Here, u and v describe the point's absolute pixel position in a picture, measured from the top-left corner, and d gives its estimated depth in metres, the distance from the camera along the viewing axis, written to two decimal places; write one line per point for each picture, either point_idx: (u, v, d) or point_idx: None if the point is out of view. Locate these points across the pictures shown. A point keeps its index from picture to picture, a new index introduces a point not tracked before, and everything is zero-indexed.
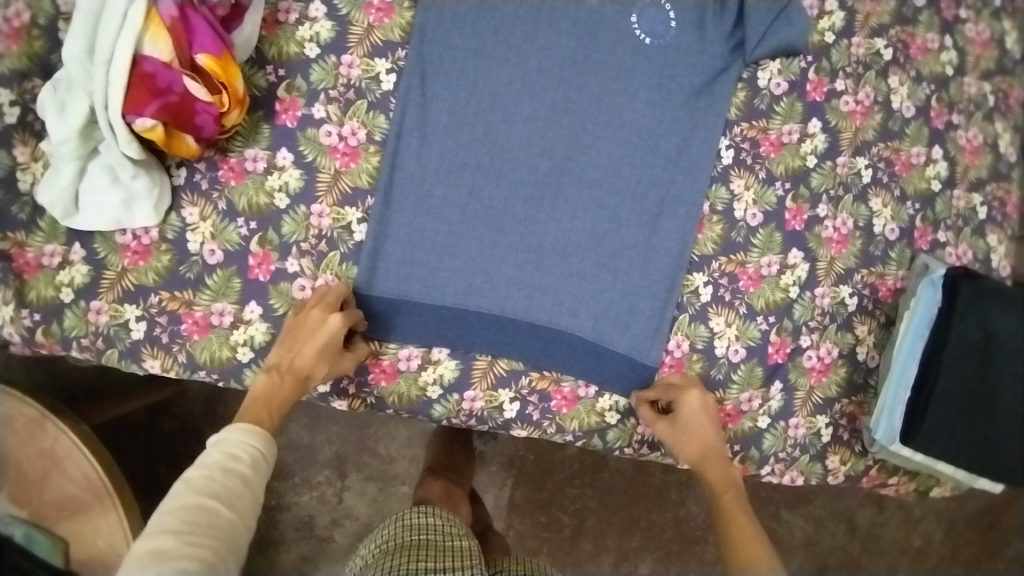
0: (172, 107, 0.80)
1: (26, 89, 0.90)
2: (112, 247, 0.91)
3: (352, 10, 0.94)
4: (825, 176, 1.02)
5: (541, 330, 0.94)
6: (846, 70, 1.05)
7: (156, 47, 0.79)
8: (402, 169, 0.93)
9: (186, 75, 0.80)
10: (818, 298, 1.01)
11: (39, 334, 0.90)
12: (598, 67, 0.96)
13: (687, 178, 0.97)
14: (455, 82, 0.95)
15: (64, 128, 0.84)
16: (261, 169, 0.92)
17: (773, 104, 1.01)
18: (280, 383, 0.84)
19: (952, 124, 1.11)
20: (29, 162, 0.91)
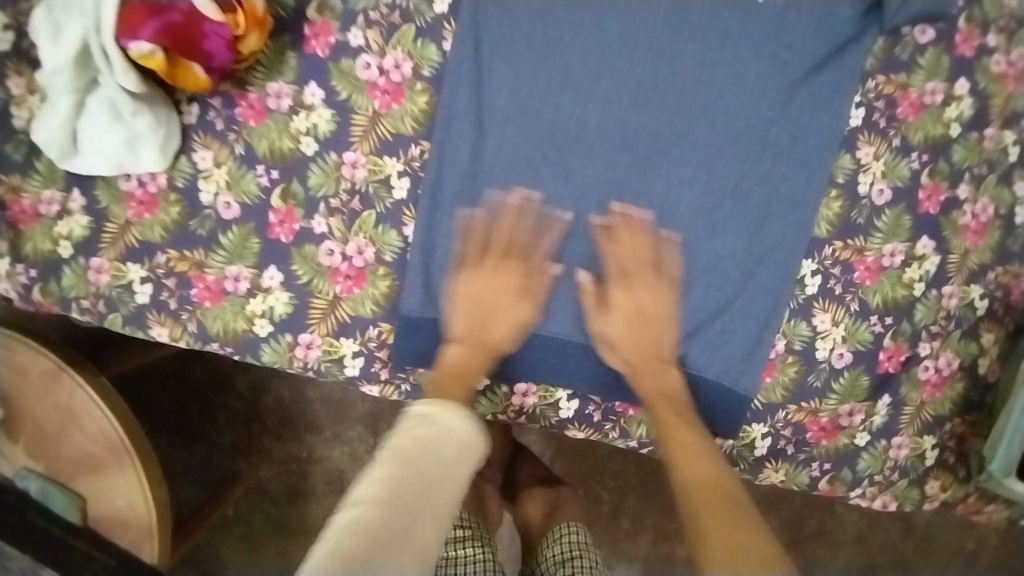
0: (174, 28, 0.66)
1: (21, 10, 0.74)
2: (115, 195, 0.78)
3: None
4: (970, 150, 0.85)
5: (619, 356, 0.81)
6: (999, 23, 0.85)
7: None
8: (457, 128, 0.77)
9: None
10: (944, 298, 0.85)
11: (37, 293, 0.78)
12: (694, 36, 0.79)
13: (796, 157, 0.81)
14: (528, 25, 0.77)
15: (58, 54, 0.68)
16: (286, 107, 0.77)
17: (917, 55, 0.83)
18: (473, 355, 0.77)
19: None
20: (25, 95, 0.76)
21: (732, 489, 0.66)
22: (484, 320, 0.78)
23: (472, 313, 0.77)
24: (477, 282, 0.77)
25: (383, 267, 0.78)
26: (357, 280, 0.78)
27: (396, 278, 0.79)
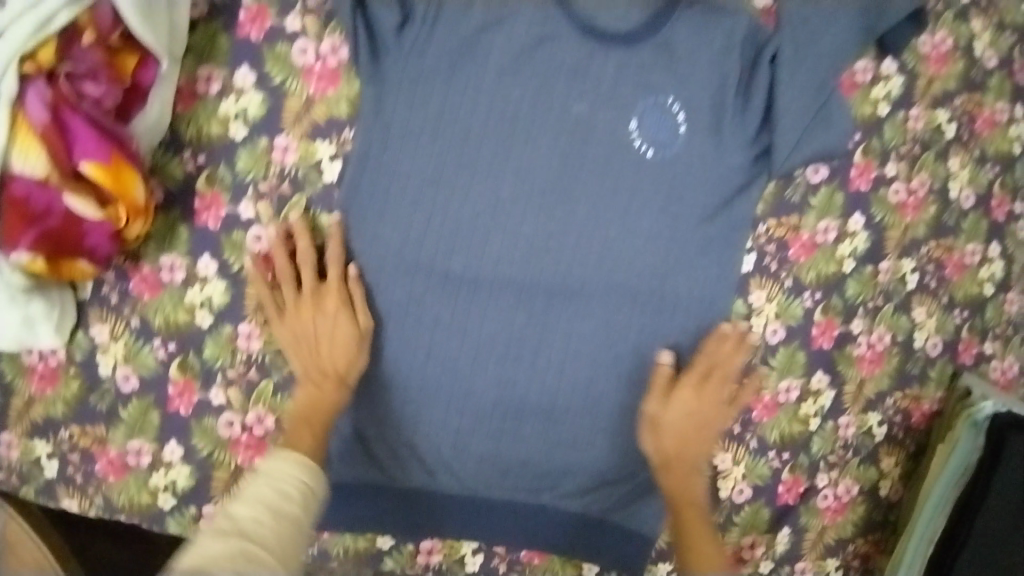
0: (53, 231, 0.66)
1: None
2: (19, 369, 0.78)
3: (288, 78, 0.75)
4: (863, 284, 0.86)
5: (523, 508, 0.84)
6: (900, 151, 0.87)
7: (28, 162, 0.65)
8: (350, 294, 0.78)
9: (66, 193, 0.66)
10: (841, 428, 0.88)
11: None
12: (586, 193, 0.80)
13: (692, 303, 0.82)
14: (416, 189, 0.77)
15: None
16: (180, 279, 0.76)
17: (809, 196, 0.84)
18: (321, 392, 0.76)
19: (1014, 215, 0.93)
20: None
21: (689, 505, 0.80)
22: (325, 355, 0.75)
23: (302, 348, 0.76)
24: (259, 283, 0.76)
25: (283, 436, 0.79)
26: (258, 449, 0.79)
27: None
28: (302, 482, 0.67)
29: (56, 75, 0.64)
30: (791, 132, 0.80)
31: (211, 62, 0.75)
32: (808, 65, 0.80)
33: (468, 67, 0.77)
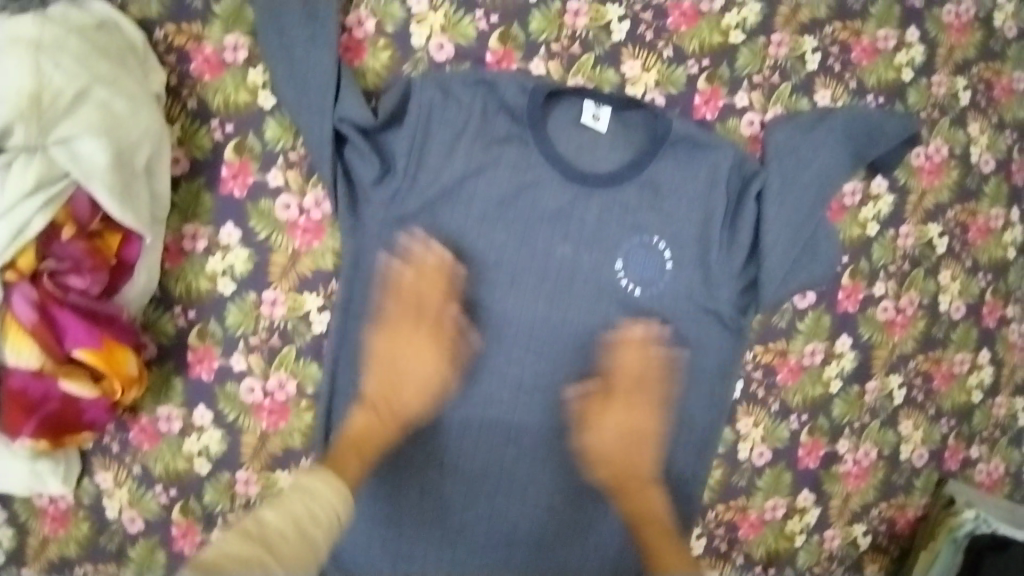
0: (54, 414, 0.71)
1: None
2: (32, 509, 0.81)
3: (272, 233, 0.77)
4: (850, 404, 0.88)
5: None
6: (888, 269, 0.87)
7: (21, 356, 0.68)
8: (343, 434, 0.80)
9: (61, 378, 0.69)
10: (826, 541, 0.90)
11: None
12: (574, 330, 0.81)
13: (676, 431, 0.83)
14: None
15: None
16: (177, 428, 0.80)
17: (796, 320, 0.85)
18: (379, 425, 0.74)
19: (1004, 319, 0.94)
20: None
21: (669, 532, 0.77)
22: (404, 396, 0.75)
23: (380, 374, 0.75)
24: (333, 276, 0.77)
25: None
26: None
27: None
28: (332, 501, 0.65)
29: (39, 272, 0.67)
30: (779, 265, 0.80)
31: (196, 219, 0.77)
32: (795, 196, 0.80)
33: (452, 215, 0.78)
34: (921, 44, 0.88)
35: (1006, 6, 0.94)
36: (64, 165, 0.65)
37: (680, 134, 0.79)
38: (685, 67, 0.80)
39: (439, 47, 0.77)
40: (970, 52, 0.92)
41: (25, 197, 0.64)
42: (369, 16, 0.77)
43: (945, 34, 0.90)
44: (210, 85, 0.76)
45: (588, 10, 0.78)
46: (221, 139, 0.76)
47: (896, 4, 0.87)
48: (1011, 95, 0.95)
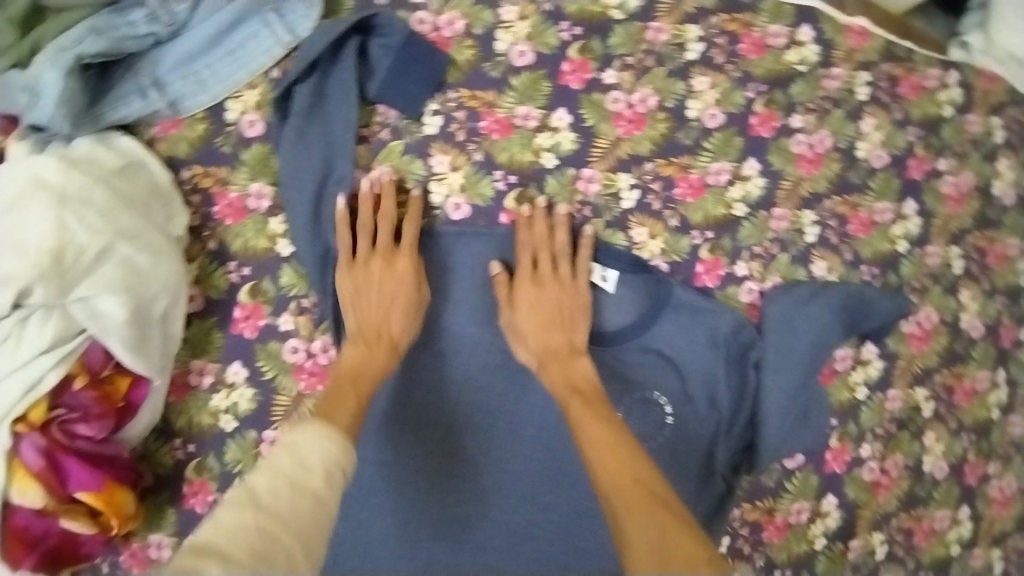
0: (52, 549, 0.72)
1: None
2: None
3: (279, 374, 0.80)
4: (833, 560, 0.90)
5: None
6: (875, 432, 0.90)
7: (25, 496, 0.69)
8: (356, 511, 0.80)
9: (63, 517, 0.71)
10: None
11: None
12: (572, 486, 0.81)
13: None
14: (401, 475, 0.81)
15: None
16: (167, 555, 0.81)
17: (784, 480, 0.87)
18: (370, 353, 0.75)
19: (985, 476, 0.99)
20: None
21: (656, 484, 0.66)
22: (373, 316, 0.76)
23: (358, 304, 0.76)
24: (355, 277, 0.76)
25: None
26: None
27: None
28: (327, 456, 0.59)
29: (50, 418, 0.70)
30: (773, 431, 0.83)
31: (203, 356, 0.80)
32: (788, 364, 0.83)
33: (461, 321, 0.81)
34: (920, 215, 0.91)
35: (1009, 174, 0.97)
36: (81, 322, 0.70)
37: (682, 300, 0.83)
38: (689, 237, 0.83)
39: (456, 205, 0.80)
40: (967, 221, 0.95)
41: (42, 354, 0.69)
42: (390, 173, 0.79)
43: (942, 205, 0.93)
44: (230, 230, 0.80)
45: (600, 178, 0.82)
46: (237, 281, 0.80)
47: (898, 177, 0.90)
48: (1006, 262, 0.98)
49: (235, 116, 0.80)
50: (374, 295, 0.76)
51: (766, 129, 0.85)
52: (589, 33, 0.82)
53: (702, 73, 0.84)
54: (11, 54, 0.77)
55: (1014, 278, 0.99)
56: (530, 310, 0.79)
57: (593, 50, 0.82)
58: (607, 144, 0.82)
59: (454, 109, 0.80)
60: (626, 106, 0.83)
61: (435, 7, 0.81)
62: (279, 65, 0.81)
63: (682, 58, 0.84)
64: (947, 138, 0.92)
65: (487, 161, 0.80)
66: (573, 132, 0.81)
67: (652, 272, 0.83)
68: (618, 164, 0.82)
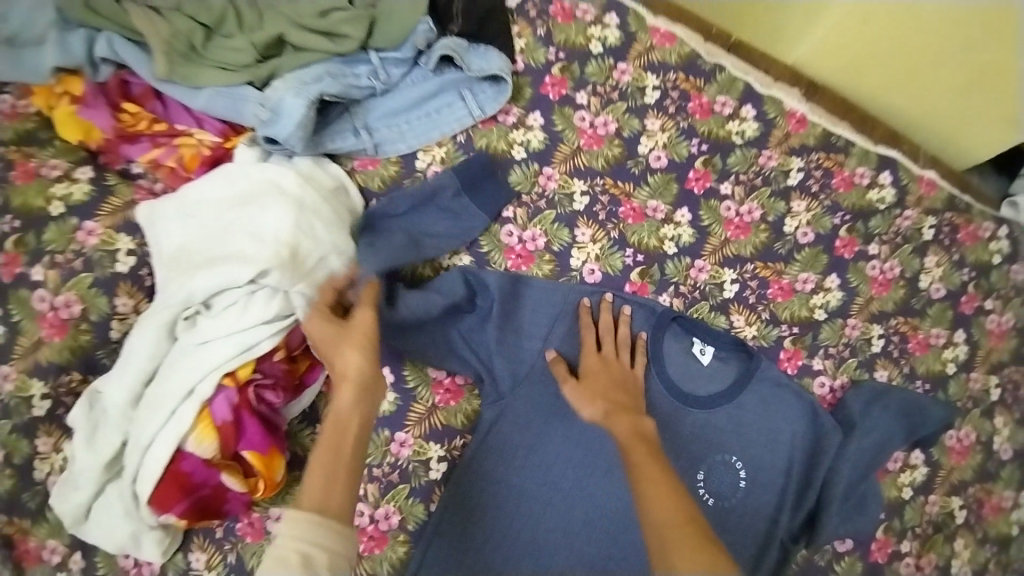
0: (203, 499, 0.78)
1: (61, 382, 0.89)
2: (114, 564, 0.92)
3: (420, 384, 0.94)
4: None
5: None
6: (915, 530, 1.01)
7: (200, 446, 0.76)
8: (459, 520, 0.90)
9: (223, 471, 0.77)
10: None
11: None
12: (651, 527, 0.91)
13: None
14: (502, 493, 0.92)
15: (93, 458, 0.84)
16: None
17: (834, 561, 0.97)
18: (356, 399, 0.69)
19: None
20: (49, 452, 0.91)
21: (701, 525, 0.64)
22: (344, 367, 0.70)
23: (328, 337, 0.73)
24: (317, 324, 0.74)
25: None
26: None
27: None
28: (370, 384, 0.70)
29: (244, 381, 0.76)
30: (836, 513, 0.93)
31: None
32: (855, 455, 0.95)
33: (567, 450, 0.93)
34: (968, 344, 1.05)
35: None
36: (296, 305, 0.77)
37: (766, 375, 0.97)
38: (778, 329, 1.00)
39: (590, 271, 0.97)
40: (1006, 357, 1.06)
41: (261, 323, 0.76)
42: (541, 235, 0.97)
43: (986, 338, 1.05)
44: None
45: (709, 269, 0.99)
46: None
47: (951, 308, 1.04)
48: None
49: (423, 166, 0.96)
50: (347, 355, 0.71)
51: (848, 251, 1.02)
52: (714, 151, 1.01)
53: (800, 198, 1.02)
54: (250, 73, 0.89)
55: None
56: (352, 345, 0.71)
57: (715, 164, 1.01)
58: (717, 243, 1.00)
59: (600, 192, 0.99)
60: (736, 215, 1.01)
61: (594, 109, 1.00)
62: (467, 130, 0.97)
63: (784, 182, 1.02)
64: (994, 283, 1.06)
65: (621, 239, 0.98)
66: (691, 228, 1.00)
67: (680, 336, 0.97)
68: (724, 260, 1.00)
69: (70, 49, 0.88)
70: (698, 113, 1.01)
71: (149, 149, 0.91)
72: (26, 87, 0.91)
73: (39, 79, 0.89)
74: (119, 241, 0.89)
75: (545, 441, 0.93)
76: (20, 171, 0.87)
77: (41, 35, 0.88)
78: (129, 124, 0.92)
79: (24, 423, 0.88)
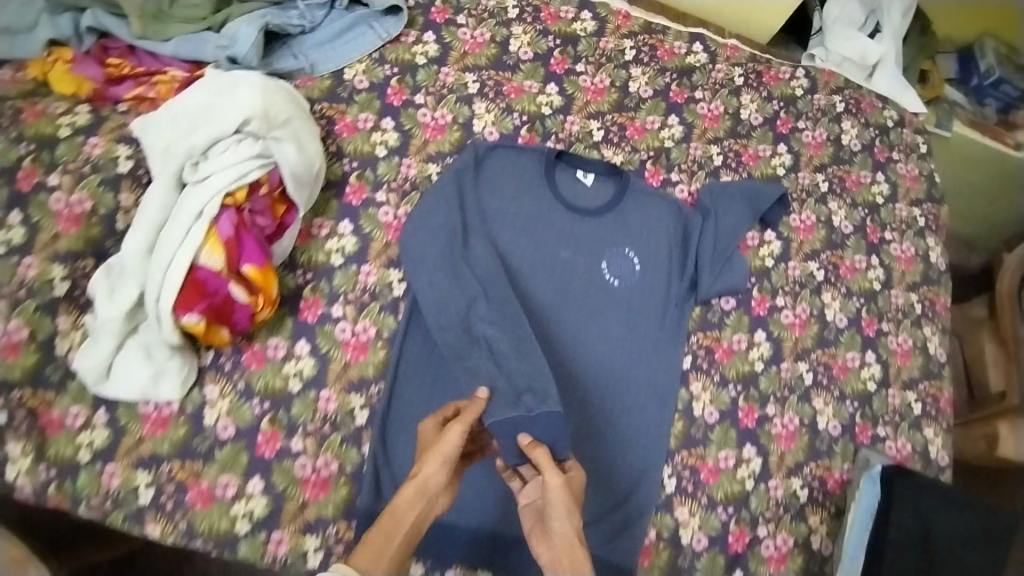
0: (215, 306, 0.94)
1: (79, 266, 1.01)
2: (133, 415, 0.99)
3: (374, 229, 1.13)
4: (771, 379, 1.18)
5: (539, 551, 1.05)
6: (784, 289, 1.25)
7: (211, 258, 0.94)
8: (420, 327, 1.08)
9: (231, 280, 0.94)
10: (772, 490, 1.14)
11: (52, 490, 0.95)
12: (572, 310, 1.14)
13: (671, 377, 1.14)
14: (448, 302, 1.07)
15: (113, 309, 0.97)
16: (280, 356, 1.04)
17: (724, 317, 1.20)
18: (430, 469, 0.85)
19: (881, 331, 1.29)
20: (70, 330, 1.00)
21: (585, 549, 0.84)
22: (433, 455, 0.86)
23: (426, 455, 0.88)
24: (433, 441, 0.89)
25: (345, 476, 1.01)
26: (322, 486, 1.00)
27: (354, 484, 1.01)
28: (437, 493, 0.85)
29: (240, 204, 0.97)
30: (709, 273, 1.19)
31: (323, 216, 1.12)
32: (715, 230, 1.21)
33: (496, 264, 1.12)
34: (790, 152, 1.36)
35: (851, 130, 1.41)
36: (273, 151, 1.00)
37: (636, 185, 1.22)
38: (638, 156, 1.27)
39: (490, 132, 1.23)
40: (826, 160, 1.37)
41: (251, 159, 0.98)
42: (447, 113, 1.23)
43: (806, 148, 1.37)
44: (346, 140, 1.17)
45: (578, 122, 1.28)
46: (348, 170, 1.16)
47: (771, 130, 1.37)
48: (861, 185, 1.37)
49: (351, 76, 1.23)
50: (436, 442, 0.88)
51: (681, 98, 1.34)
52: (566, 43, 1.34)
53: (636, 66, 1.35)
54: (207, 21, 1.16)
55: (869, 197, 1.37)
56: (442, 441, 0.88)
57: (569, 53, 1.33)
58: (582, 103, 1.29)
59: (487, 79, 1.27)
60: (591, 83, 1.31)
61: (471, 26, 1.31)
62: (379, 50, 1.25)
63: (621, 59, 1.35)
64: (801, 108, 1.40)
65: (508, 107, 1.25)
66: (560, 96, 1.29)
67: (564, 166, 1.21)
68: (590, 114, 1.29)
69: (59, 25, 1.12)
70: (549, 20, 1.35)
71: (132, 87, 1.12)
72: (22, 65, 1.13)
73: (33, 52, 1.11)
74: (118, 149, 1.06)
75: (478, 259, 1.11)
76: (29, 112, 1.07)
77: (30, 21, 1.11)
78: (116, 71, 1.13)
79: (47, 301, 0.99)
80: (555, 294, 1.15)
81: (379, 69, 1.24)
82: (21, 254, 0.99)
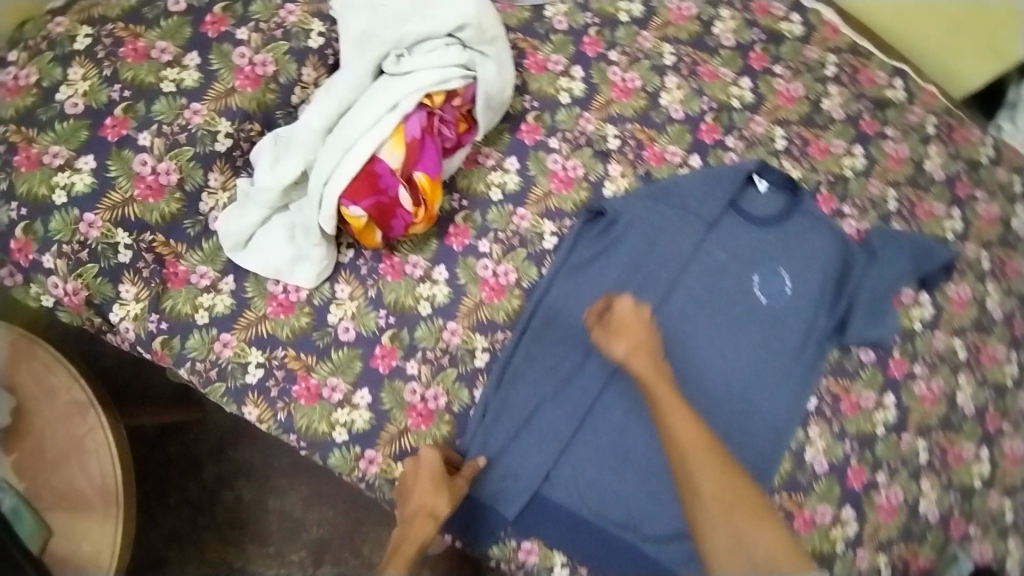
0: (381, 206, 0.92)
1: (245, 128, 0.95)
2: (261, 291, 0.96)
3: (539, 173, 1.08)
4: (889, 448, 1.12)
5: None
6: (925, 357, 1.17)
7: (391, 155, 0.91)
8: (563, 289, 1.03)
9: (402, 183, 0.92)
10: (858, 559, 1.07)
11: (158, 342, 0.93)
12: (711, 316, 1.09)
13: (790, 413, 1.08)
14: (591, 280, 1.05)
15: (271, 181, 0.93)
16: (417, 275, 1.01)
17: (859, 368, 1.13)
18: (435, 509, 0.87)
19: (1002, 430, 1.16)
20: (218, 189, 0.96)
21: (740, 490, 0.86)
22: (436, 496, 0.88)
23: (423, 489, 0.89)
24: (425, 475, 0.89)
25: (450, 415, 0.98)
26: (426, 419, 0.96)
27: (456, 426, 0.98)
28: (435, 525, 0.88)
29: (433, 109, 0.94)
30: (860, 319, 1.12)
31: (492, 146, 1.08)
32: (876, 276, 1.13)
33: (648, 251, 1.08)
34: (962, 219, 1.25)
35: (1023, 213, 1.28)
36: (475, 66, 0.96)
37: (809, 208, 1.14)
38: (817, 178, 1.19)
39: (675, 110, 1.16)
40: (993, 236, 1.26)
41: (454, 67, 0.95)
42: (637, 78, 1.16)
43: (978, 219, 1.25)
44: (532, 76, 1.13)
45: (764, 126, 1.20)
46: (528, 107, 1.11)
47: (949, 190, 1.26)
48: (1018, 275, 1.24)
49: (551, 14, 1.17)
50: (434, 481, 0.89)
51: (869, 129, 1.25)
52: (770, 41, 1.25)
53: (834, 84, 1.25)
54: None
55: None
56: (433, 475, 0.89)
57: (770, 52, 1.24)
58: (771, 107, 1.21)
59: (684, 55, 1.19)
60: (785, 89, 1.23)
61: None
62: None
63: (820, 71, 1.26)
64: (982, 176, 1.28)
65: (699, 89, 1.18)
66: (752, 92, 1.21)
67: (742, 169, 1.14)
68: (778, 120, 1.20)
69: None
70: (759, 12, 1.26)
71: None
72: None
73: None
74: (313, 23, 0.98)
75: (633, 242, 1.07)
76: None
77: None
78: None
79: (205, 154, 0.93)
80: (699, 298, 1.09)
81: (580, 16, 1.17)
82: (189, 99, 0.92)
